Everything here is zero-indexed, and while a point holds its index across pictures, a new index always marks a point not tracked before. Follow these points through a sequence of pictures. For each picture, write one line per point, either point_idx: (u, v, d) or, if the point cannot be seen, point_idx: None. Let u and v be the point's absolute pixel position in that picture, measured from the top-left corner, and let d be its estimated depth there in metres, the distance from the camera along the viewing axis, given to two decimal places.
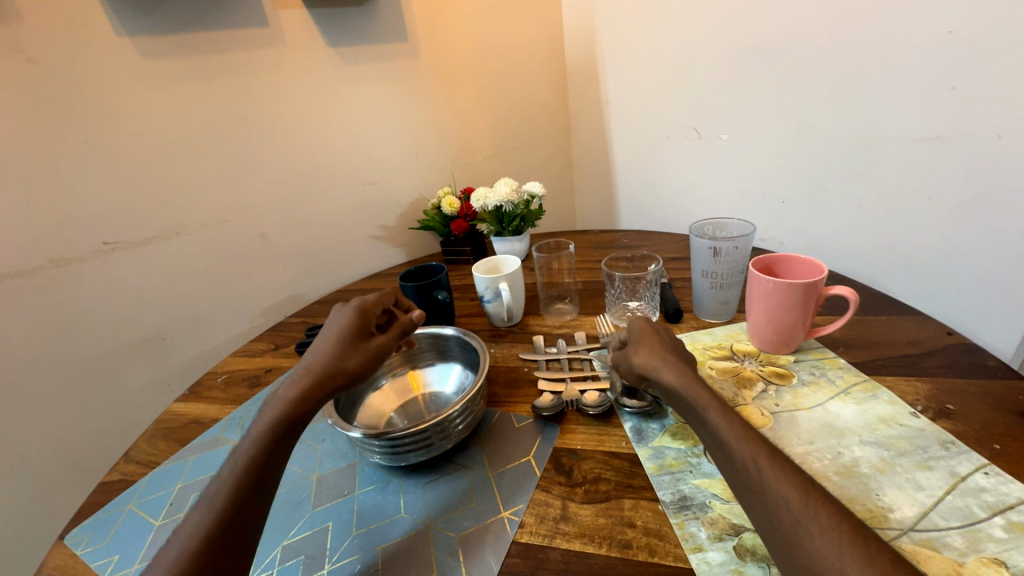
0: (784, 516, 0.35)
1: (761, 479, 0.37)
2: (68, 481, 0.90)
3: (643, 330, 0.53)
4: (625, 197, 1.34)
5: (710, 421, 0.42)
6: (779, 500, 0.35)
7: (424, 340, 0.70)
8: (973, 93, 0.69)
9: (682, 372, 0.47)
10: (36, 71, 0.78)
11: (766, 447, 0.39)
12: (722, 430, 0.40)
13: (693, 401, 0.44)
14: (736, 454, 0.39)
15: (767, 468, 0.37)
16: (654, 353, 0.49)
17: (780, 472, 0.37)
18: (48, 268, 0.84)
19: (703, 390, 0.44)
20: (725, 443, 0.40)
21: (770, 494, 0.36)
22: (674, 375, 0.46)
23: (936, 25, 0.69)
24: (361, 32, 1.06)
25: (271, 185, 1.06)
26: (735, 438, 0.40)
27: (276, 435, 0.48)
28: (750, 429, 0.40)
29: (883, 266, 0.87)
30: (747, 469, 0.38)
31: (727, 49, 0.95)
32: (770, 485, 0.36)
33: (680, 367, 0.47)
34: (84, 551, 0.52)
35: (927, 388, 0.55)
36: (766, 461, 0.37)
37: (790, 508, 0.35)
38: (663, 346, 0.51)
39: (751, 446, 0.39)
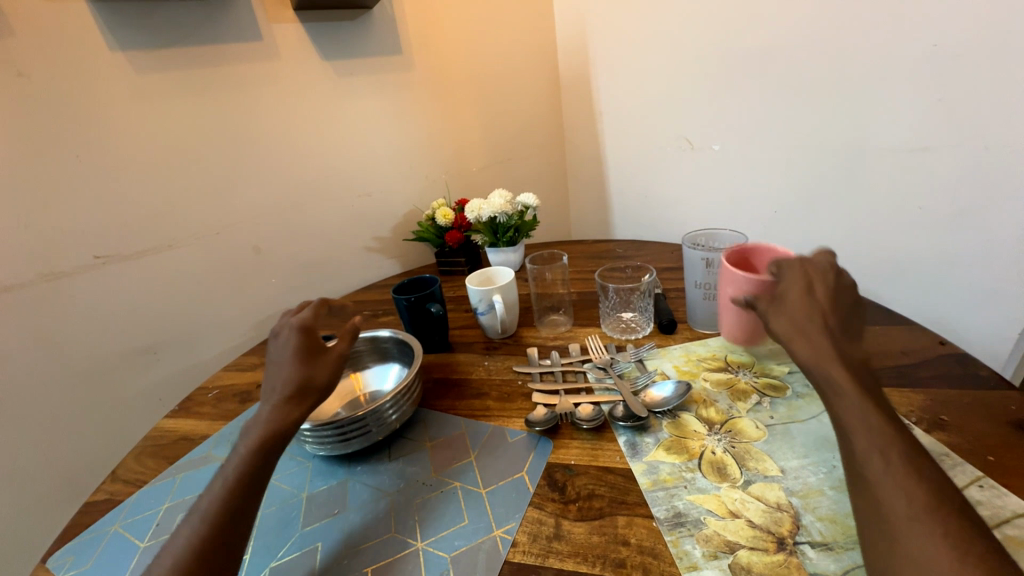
0: (898, 515, 0.35)
1: (879, 473, 0.37)
2: (54, 501, 0.88)
3: (795, 289, 0.47)
4: (619, 207, 1.35)
5: (841, 407, 0.41)
6: (896, 498, 0.35)
7: (363, 342, 0.71)
8: (958, 105, 0.70)
9: (829, 350, 0.43)
10: (30, 86, 0.78)
11: (900, 446, 0.38)
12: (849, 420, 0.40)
13: (828, 380, 0.42)
14: (859, 444, 0.39)
15: (893, 466, 0.37)
16: (799, 323, 0.45)
17: (909, 473, 0.36)
18: (38, 283, 0.83)
19: (839, 370, 0.41)
20: (850, 429, 0.40)
21: (886, 489, 0.36)
22: (817, 349, 0.43)
23: (922, 38, 0.70)
24: (356, 45, 1.07)
25: (265, 196, 1.06)
26: (864, 431, 0.39)
27: (263, 447, 0.47)
28: (885, 422, 0.39)
29: (875, 275, 0.87)
30: (870, 460, 0.38)
31: (718, 61, 0.96)
32: (889, 481, 0.36)
33: (822, 341, 0.43)
34: (67, 574, 0.51)
35: (921, 399, 0.55)
36: (895, 462, 0.37)
37: (908, 506, 0.35)
38: (812, 307, 0.45)
39: (881, 439, 0.38)
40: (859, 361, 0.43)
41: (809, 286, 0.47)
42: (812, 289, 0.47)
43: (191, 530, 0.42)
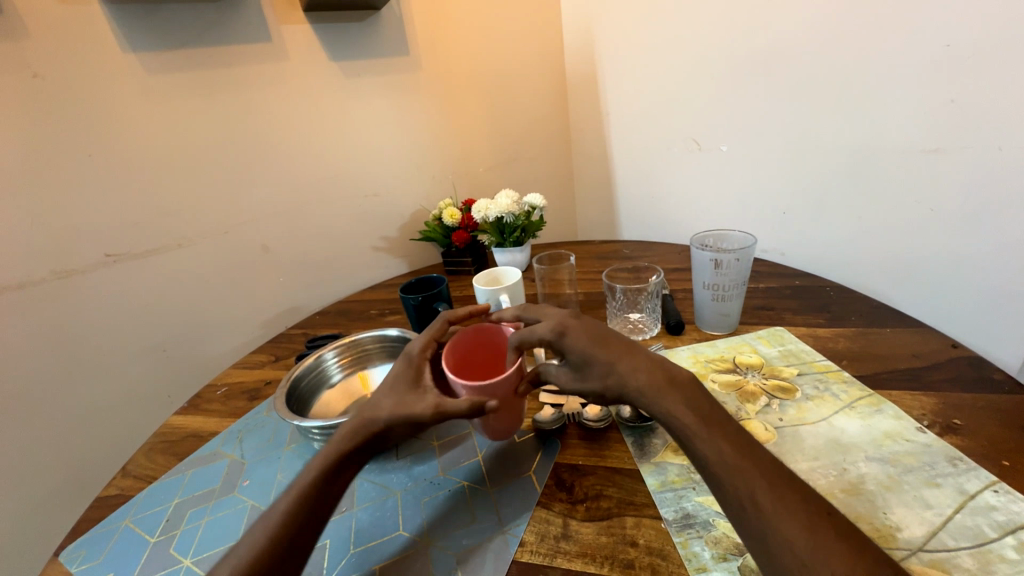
0: (789, 559, 0.35)
1: (762, 519, 0.37)
2: (66, 496, 0.89)
3: (586, 346, 0.48)
4: (626, 207, 1.34)
5: (704, 453, 0.42)
6: (783, 542, 0.36)
7: (372, 340, 0.72)
8: (969, 108, 0.67)
9: (660, 385, 0.46)
10: (44, 86, 0.79)
11: (763, 479, 0.39)
12: (715, 464, 0.41)
13: (678, 427, 0.44)
14: (737, 489, 0.39)
15: (768, 506, 0.38)
16: (622, 365, 0.47)
17: (786, 510, 0.37)
18: (51, 280, 0.84)
19: (685, 409, 0.44)
20: (719, 475, 0.40)
21: (774, 534, 0.37)
22: (652, 394, 0.45)
23: (935, 37, 0.68)
24: (364, 45, 1.08)
25: (274, 196, 1.07)
26: (731, 473, 0.40)
27: (327, 470, 0.47)
28: (740, 455, 0.41)
29: (883, 277, 0.84)
30: (744, 506, 0.38)
31: (725, 61, 0.96)
32: (775, 524, 0.37)
33: (651, 376, 0.46)
34: (78, 568, 0.52)
35: (932, 403, 0.55)
36: (768, 501, 0.38)
37: (795, 550, 0.35)
38: (604, 351, 0.48)
39: (748, 480, 0.39)
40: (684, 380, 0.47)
41: (589, 332, 0.49)
42: (595, 337, 0.48)
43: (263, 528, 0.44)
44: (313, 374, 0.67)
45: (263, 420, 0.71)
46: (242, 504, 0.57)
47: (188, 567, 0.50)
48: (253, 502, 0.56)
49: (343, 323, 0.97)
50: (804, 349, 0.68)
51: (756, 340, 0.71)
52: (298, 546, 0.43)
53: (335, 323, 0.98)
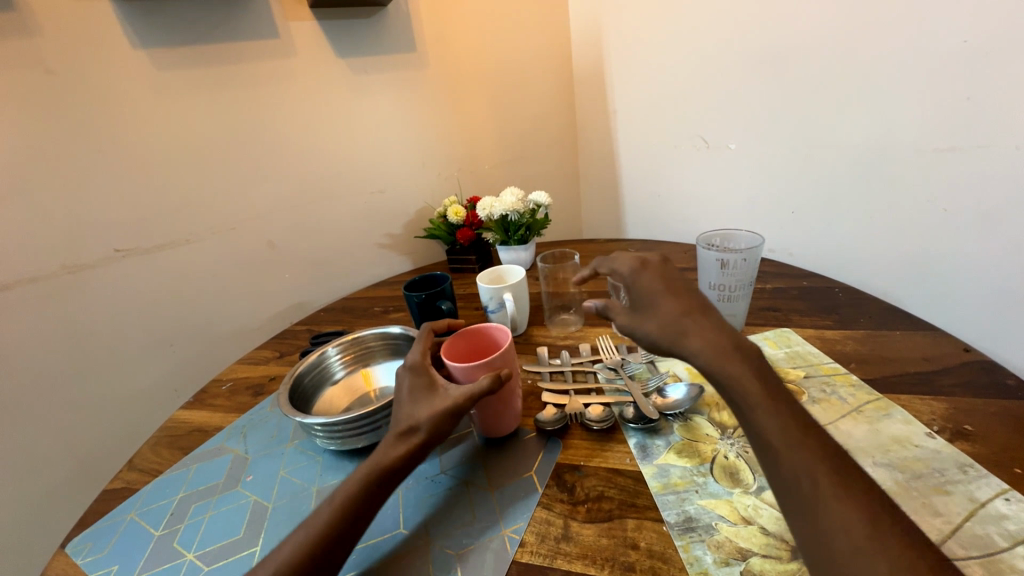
0: (843, 543, 0.33)
1: (820, 500, 0.35)
2: (74, 487, 0.90)
3: (658, 289, 0.50)
4: (632, 206, 1.33)
5: (759, 424, 0.40)
6: (839, 528, 0.34)
7: (375, 337, 0.72)
8: (986, 106, 0.64)
9: (719, 347, 0.44)
10: (53, 82, 0.80)
11: (825, 463, 0.37)
12: (775, 439, 0.39)
13: (741, 394, 0.42)
14: (794, 467, 0.37)
15: (827, 488, 0.35)
16: (685, 315, 0.47)
17: (846, 496, 0.35)
18: (60, 274, 0.85)
19: (750, 380, 0.42)
20: (775, 451, 0.39)
21: (830, 517, 0.34)
22: (707, 348, 0.44)
23: (951, 33, 0.65)
24: (371, 42, 1.08)
25: (279, 192, 1.07)
26: (792, 450, 0.38)
27: (374, 479, 0.47)
28: (804, 436, 0.39)
29: (891, 278, 0.81)
30: (799, 484, 0.37)
31: (735, 57, 0.94)
32: (831, 507, 0.35)
33: (711, 335, 0.45)
34: (84, 560, 0.52)
35: (943, 408, 0.54)
36: (829, 484, 0.36)
37: (851, 536, 0.33)
38: (673, 298, 0.49)
39: (807, 460, 0.37)
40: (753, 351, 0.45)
41: (667, 280, 0.51)
42: (671, 286, 0.50)
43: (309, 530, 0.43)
44: (317, 371, 0.67)
45: (266, 416, 0.71)
46: (245, 499, 0.57)
47: (191, 561, 0.50)
48: (255, 497, 0.57)
49: (347, 320, 0.98)
50: (811, 351, 0.67)
51: (763, 342, 0.70)
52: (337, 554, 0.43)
53: (340, 319, 0.98)
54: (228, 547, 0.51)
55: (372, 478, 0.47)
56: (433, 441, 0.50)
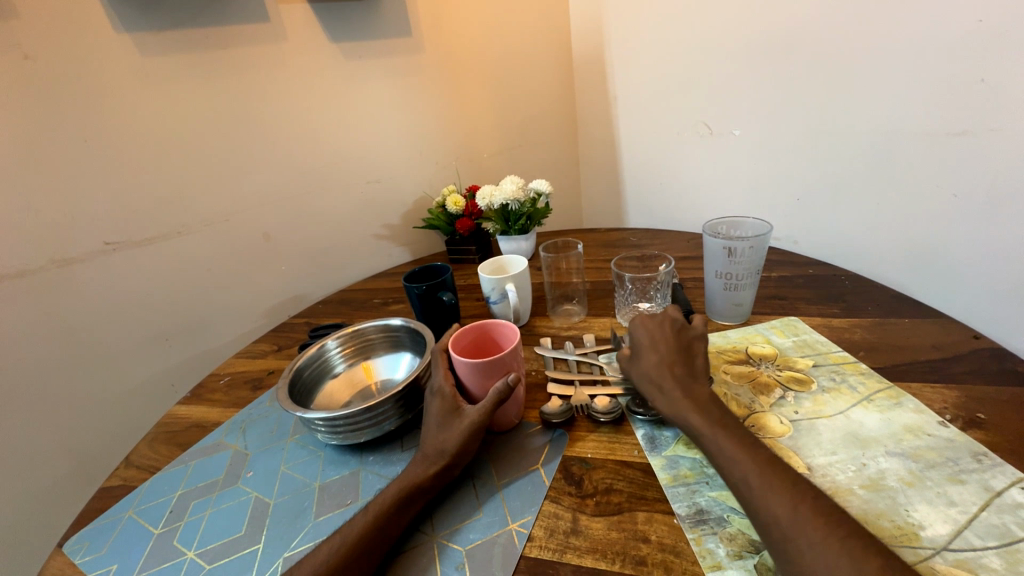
0: (776, 533, 0.37)
1: (755, 497, 0.39)
2: (71, 485, 0.89)
3: (643, 342, 0.55)
4: (633, 195, 1.31)
5: (709, 446, 0.44)
6: (772, 517, 0.38)
7: (375, 330, 0.70)
8: (1000, 87, 0.62)
9: (679, 398, 0.49)
10: (35, 68, 0.77)
11: (752, 463, 0.41)
12: (716, 453, 0.43)
13: (688, 425, 0.47)
14: (731, 473, 0.41)
15: (757, 486, 0.39)
16: (655, 370, 0.52)
17: (771, 489, 0.39)
18: (49, 269, 0.83)
19: (695, 413, 0.47)
20: (720, 462, 0.43)
21: (763, 512, 0.38)
22: (672, 401, 0.49)
23: (966, 12, 0.63)
24: (365, 26, 1.05)
25: (274, 182, 1.05)
26: (727, 459, 0.42)
27: (402, 497, 0.47)
28: (738, 443, 0.43)
29: (900, 264, 0.79)
30: (740, 487, 0.40)
31: (739, 41, 0.92)
32: (762, 503, 0.38)
33: (673, 390, 0.50)
34: (82, 559, 0.51)
35: (955, 396, 0.53)
36: (758, 480, 0.40)
37: (780, 523, 0.37)
38: (659, 352, 0.53)
39: (742, 462, 0.41)
40: (706, 396, 0.49)
41: (654, 332, 0.55)
42: (657, 341, 0.54)
43: (334, 544, 0.44)
44: (317, 364, 0.66)
45: (266, 411, 0.70)
46: (246, 496, 0.56)
47: (192, 560, 0.49)
48: (256, 493, 0.56)
49: (345, 312, 0.96)
50: (819, 339, 0.66)
51: (770, 331, 0.69)
52: (362, 567, 0.43)
53: (338, 312, 0.96)
54: (230, 545, 0.50)
55: (405, 493, 0.47)
56: (460, 462, 0.50)
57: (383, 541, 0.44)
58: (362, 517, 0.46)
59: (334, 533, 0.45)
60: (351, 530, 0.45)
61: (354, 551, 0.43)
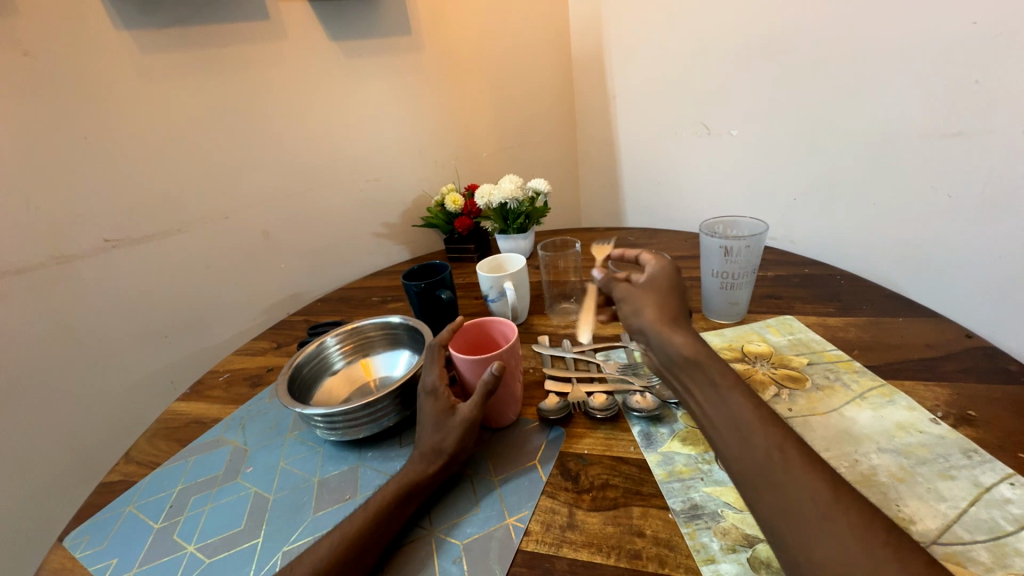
0: (808, 512, 0.34)
1: (786, 473, 0.35)
2: (70, 481, 0.89)
3: (665, 288, 0.51)
4: (631, 194, 1.32)
5: (734, 403, 0.40)
6: (806, 497, 0.34)
7: (374, 327, 0.71)
8: (993, 89, 0.62)
9: (698, 343, 0.45)
10: (34, 64, 0.77)
11: (787, 437, 0.37)
12: (745, 416, 0.39)
13: (711, 377, 0.42)
14: (760, 441, 0.37)
15: (794, 461, 0.36)
16: (674, 315, 0.48)
17: (807, 466, 0.36)
18: (48, 265, 0.83)
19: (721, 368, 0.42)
20: (746, 428, 0.38)
21: (796, 488, 0.35)
22: (693, 343, 0.45)
23: (960, 15, 0.63)
24: (364, 24, 1.05)
25: (273, 180, 1.05)
26: (759, 426, 0.38)
27: (401, 493, 0.48)
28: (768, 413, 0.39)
29: (894, 264, 0.80)
30: (772, 458, 0.36)
31: (736, 42, 0.93)
32: (799, 478, 0.35)
33: (693, 334, 0.46)
34: (83, 554, 0.52)
35: (947, 394, 0.54)
36: (794, 456, 0.36)
37: (817, 504, 0.34)
38: (672, 294, 0.51)
39: (774, 435, 0.37)
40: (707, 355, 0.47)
41: (673, 282, 0.52)
42: (673, 290, 0.51)
43: (333, 539, 0.44)
44: (316, 361, 0.66)
45: (265, 407, 0.70)
46: (245, 491, 0.56)
47: (192, 554, 0.50)
48: (255, 489, 0.56)
49: (344, 310, 0.96)
50: (814, 337, 0.66)
51: (766, 329, 0.70)
52: (361, 561, 0.43)
53: (337, 310, 0.97)
54: (230, 539, 0.50)
55: (403, 492, 0.48)
56: (458, 459, 0.51)
57: (382, 536, 0.45)
58: (361, 513, 0.46)
59: (333, 528, 0.46)
60: (350, 525, 0.45)
61: (353, 545, 0.43)
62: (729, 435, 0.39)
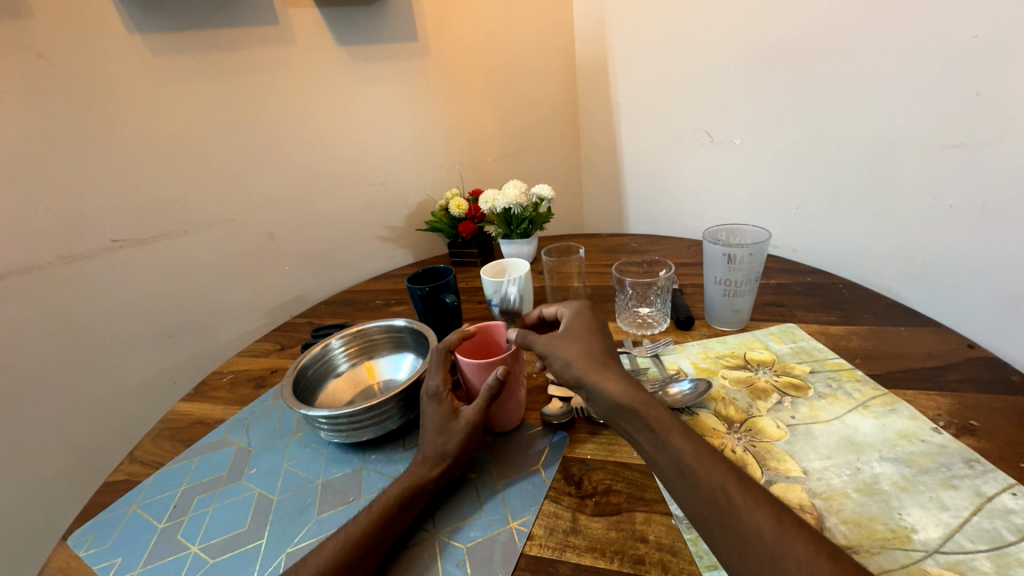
0: (760, 551, 0.35)
1: (733, 510, 0.37)
2: (72, 480, 0.89)
3: (581, 333, 0.53)
4: (634, 201, 1.32)
5: (675, 446, 0.41)
6: (754, 533, 0.35)
7: (379, 330, 0.71)
8: (993, 102, 0.63)
9: (630, 386, 0.46)
10: (48, 67, 0.78)
11: (728, 471, 0.39)
12: (688, 456, 0.40)
13: (649, 423, 0.43)
14: (708, 482, 0.38)
15: (739, 497, 0.37)
16: (597, 362, 0.49)
17: (752, 502, 0.37)
18: (56, 264, 0.84)
19: (658, 411, 0.43)
20: (691, 470, 0.39)
21: (745, 526, 0.36)
22: (623, 392, 0.45)
23: (960, 29, 0.64)
24: (372, 30, 1.06)
25: (279, 183, 1.06)
26: (701, 466, 0.39)
27: (405, 496, 0.48)
28: (707, 447, 0.41)
29: (897, 274, 0.80)
30: (718, 498, 0.37)
31: (740, 52, 0.94)
32: (747, 515, 0.36)
33: (623, 377, 0.47)
34: (86, 552, 0.52)
35: (949, 404, 0.54)
36: (739, 494, 0.37)
37: (765, 539, 0.35)
38: (594, 336, 0.53)
39: (717, 473, 0.39)
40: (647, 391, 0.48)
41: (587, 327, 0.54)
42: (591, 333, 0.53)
43: (335, 543, 0.44)
44: (321, 363, 0.67)
45: (270, 409, 0.71)
46: (250, 492, 0.56)
47: (195, 554, 0.50)
48: (259, 490, 0.56)
49: (347, 313, 0.97)
50: (816, 346, 0.67)
51: (768, 337, 0.70)
52: (365, 563, 0.43)
53: (341, 312, 0.97)
54: (235, 540, 0.50)
55: (407, 494, 0.48)
56: (461, 462, 0.51)
57: (387, 538, 0.45)
58: (364, 515, 0.46)
59: (337, 530, 0.46)
60: (353, 528, 0.45)
61: (356, 548, 0.44)
62: (675, 480, 0.40)
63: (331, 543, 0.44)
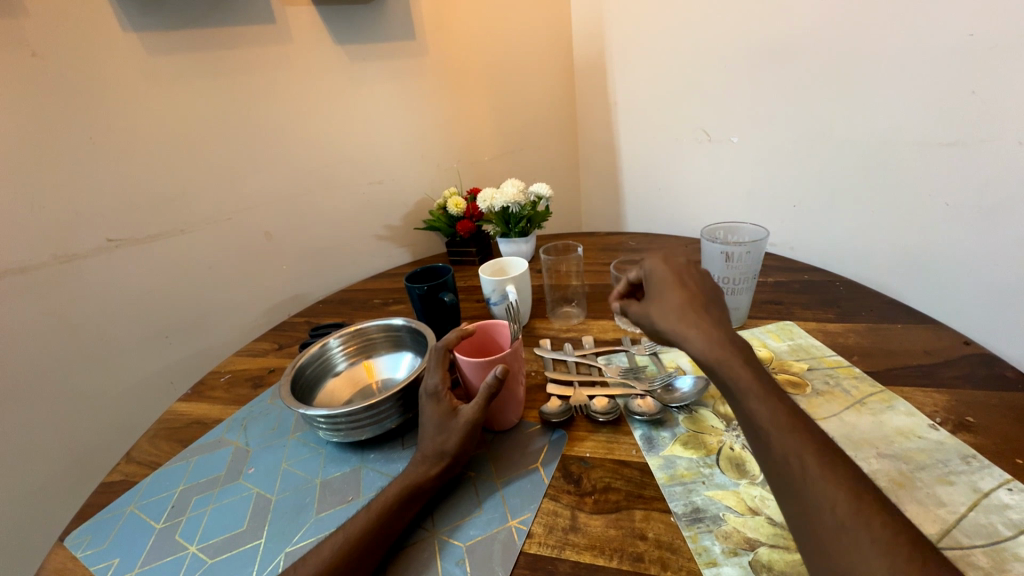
0: (826, 521, 0.34)
1: (806, 479, 0.36)
2: (69, 481, 0.89)
3: (666, 282, 0.49)
4: (632, 199, 1.32)
5: (752, 409, 0.40)
6: (822, 505, 0.35)
7: (377, 328, 0.71)
8: (988, 101, 0.64)
9: (719, 343, 0.43)
10: (42, 65, 0.77)
11: (807, 443, 0.38)
12: (764, 419, 0.40)
13: (732, 385, 0.42)
14: (780, 450, 0.38)
15: (814, 468, 0.36)
16: (684, 317, 0.46)
17: (829, 475, 0.36)
18: (52, 264, 0.83)
19: (744, 372, 0.42)
20: (766, 434, 0.39)
21: (814, 495, 0.36)
22: (707, 349, 0.43)
23: (957, 27, 0.65)
24: (369, 29, 1.06)
25: (276, 182, 1.05)
26: (779, 432, 0.39)
27: (403, 496, 0.48)
28: (792, 416, 0.40)
29: (892, 272, 0.81)
30: (789, 464, 0.37)
31: (737, 50, 0.94)
32: (817, 484, 0.36)
33: (712, 333, 0.44)
34: (84, 553, 0.52)
35: (945, 400, 0.54)
36: (815, 465, 0.36)
37: (835, 512, 0.34)
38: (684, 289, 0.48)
39: (796, 442, 0.38)
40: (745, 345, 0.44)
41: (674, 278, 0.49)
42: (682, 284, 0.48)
43: (333, 542, 0.44)
44: (319, 362, 0.66)
45: (267, 408, 0.71)
46: (248, 492, 0.56)
47: (193, 555, 0.49)
48: (257, 490, 0.56)
49: (345, 312, 0.96)
50: (813, 343, 0.67)
51: (766, 335, 0.70)
52: (363, 563, 0.43)
53: (338, 312, 0.97)
54: (233, 540, 0.50)
55: (406, 493, 0.48)
56: (460, 461, 0.51)
57: (385, 538, 0.45)
58: (363, 515, 0.46)
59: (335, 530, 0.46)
60: (351, 528, 0.45)
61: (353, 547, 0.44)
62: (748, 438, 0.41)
63: (330, 544, 0.44)
